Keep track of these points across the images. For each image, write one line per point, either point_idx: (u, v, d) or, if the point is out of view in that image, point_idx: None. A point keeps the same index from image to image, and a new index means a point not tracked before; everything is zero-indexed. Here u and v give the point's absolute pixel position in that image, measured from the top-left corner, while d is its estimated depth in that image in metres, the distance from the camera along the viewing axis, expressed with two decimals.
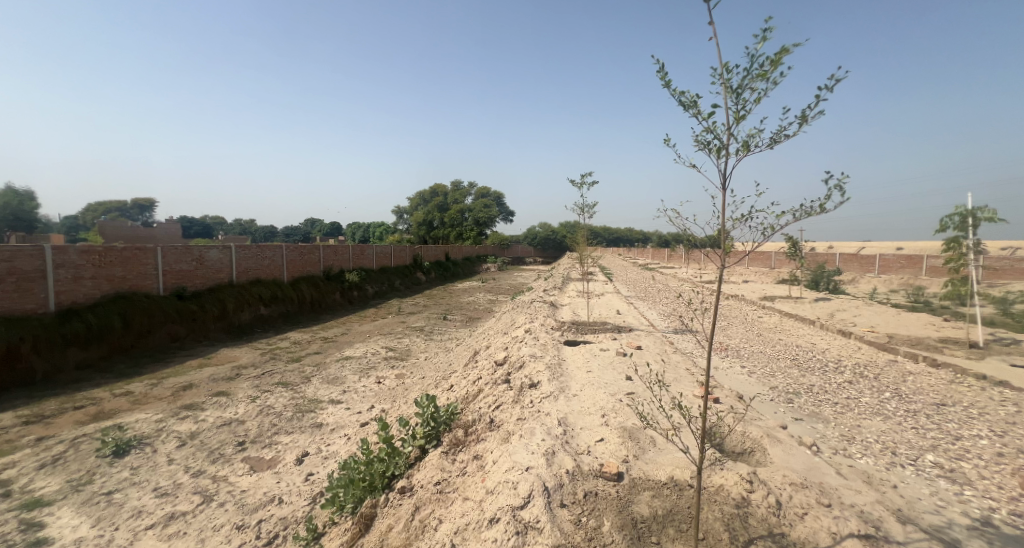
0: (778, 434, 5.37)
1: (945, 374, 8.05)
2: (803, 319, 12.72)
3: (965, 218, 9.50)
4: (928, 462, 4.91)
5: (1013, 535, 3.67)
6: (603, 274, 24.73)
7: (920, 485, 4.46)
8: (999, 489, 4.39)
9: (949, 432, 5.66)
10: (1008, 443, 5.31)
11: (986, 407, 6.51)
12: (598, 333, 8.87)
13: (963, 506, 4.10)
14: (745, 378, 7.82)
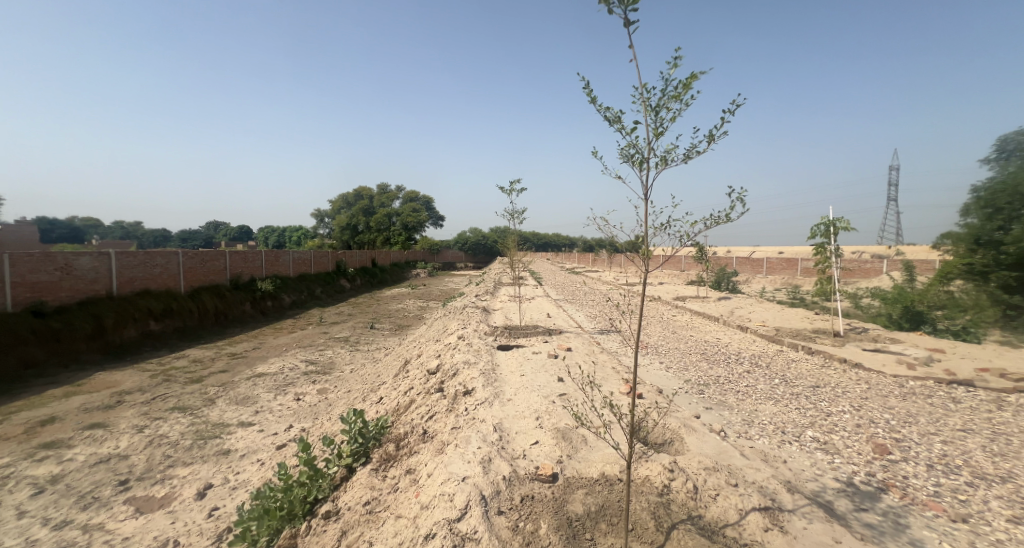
0: (692, 423, 5.81)
1: (819, 359, 9.31)
2: (709, 316, 13.99)
3: (829, 227, 11.07)
4: (810, 437, 5.61)
5: (868, 493, 4.30)
6: (534, 278, 25.24)
7: (803, 458, 5.07)
8: (859, 455, 5.15)
9: (821, 410, 6.53)
10: (864, 415, 6.26)
11: (847, 386, 7.63)
12: (530, 336, 9.02)
13: (835, 472, 4.73)
14: (663, 373, 8.40)
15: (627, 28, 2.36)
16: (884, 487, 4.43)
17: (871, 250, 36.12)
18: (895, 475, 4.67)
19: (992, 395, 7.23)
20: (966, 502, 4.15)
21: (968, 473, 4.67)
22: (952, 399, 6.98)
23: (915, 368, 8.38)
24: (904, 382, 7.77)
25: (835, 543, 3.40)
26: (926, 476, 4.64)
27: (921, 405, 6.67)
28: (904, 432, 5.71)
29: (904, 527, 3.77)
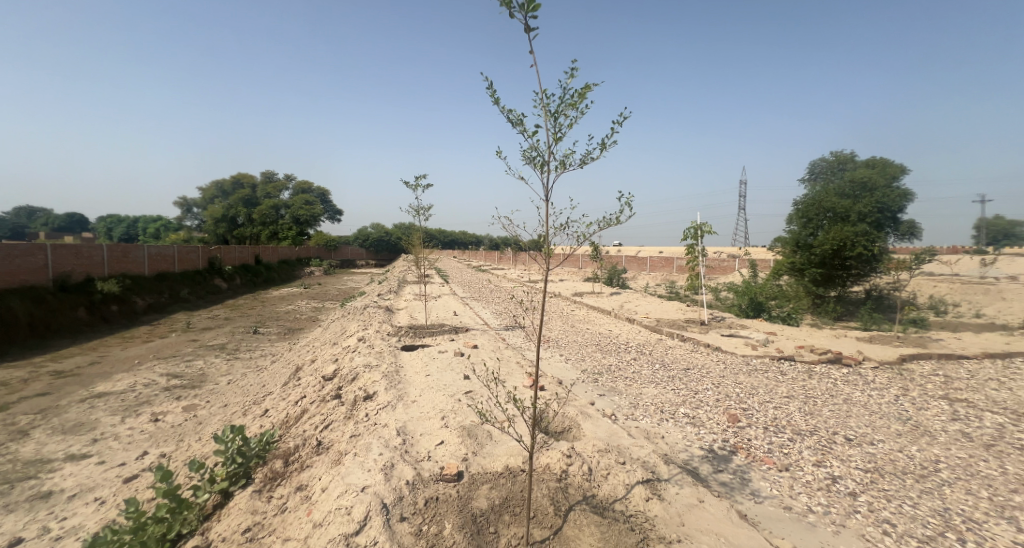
0: (588, 410, 6.24)
1: (690, 344, 10.66)
2: (603, 310, 15.15)
3: (697, 231, 12.71)
4: (683, 413, 6.39)
5: (725, 457, 5.13)
6: (440, 276, 24.82)
7: (678, 432, 5.77)
8: (719, 425, 6.02)
9: (690, 389, 7.49)
10: (723, 390, 7.34)
11: (709, 366, 8.87)
12: (435, 335, 8.88)
13: (701, 442, 5.50)
14: (562, 364, 8.89)
15: (527, 33, 2.43)
16: (736, 451, 5.30)
17: (727, 250, 42.39)
18: (743, 439, 5.60)
19: (806, 366, 9.05)
20: (788, 453, 5.27)
21: (792, 431, 5.87)
22: (783, 372, 8.56)
23: (759, 348, 10.06)
24: (750, 361, 9.28)
25: (700, 503, 3.98)
26: (764, 437, 5.68)
27: (763, 379, 8.04)
28: (750, 402, 6.85)
29: (748, 480, 4.68)
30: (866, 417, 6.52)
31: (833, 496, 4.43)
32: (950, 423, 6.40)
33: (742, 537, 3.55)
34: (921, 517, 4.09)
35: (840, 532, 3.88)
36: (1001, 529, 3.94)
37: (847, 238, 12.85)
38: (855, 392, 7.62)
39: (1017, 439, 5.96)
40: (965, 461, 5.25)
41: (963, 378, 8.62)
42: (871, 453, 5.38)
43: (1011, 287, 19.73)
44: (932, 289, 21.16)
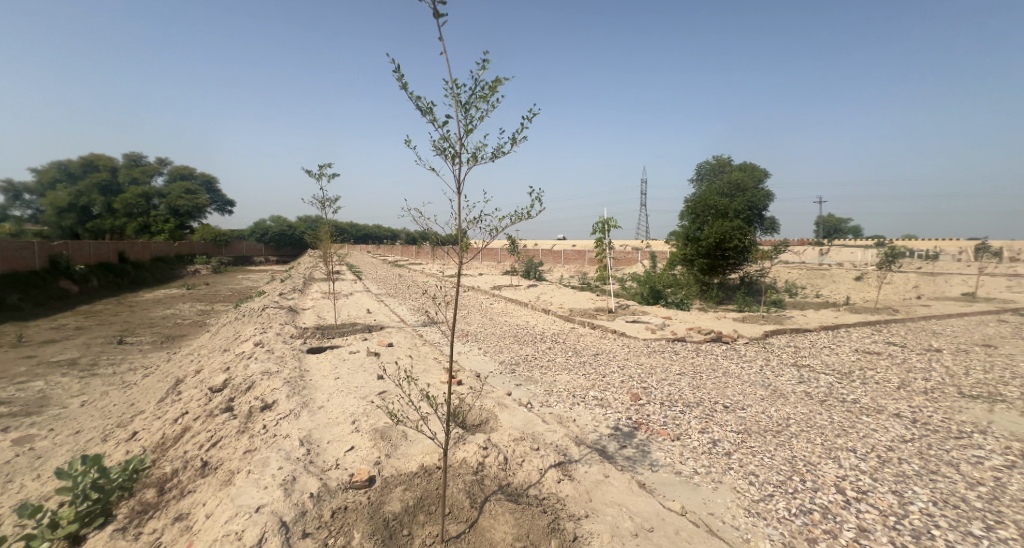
0: (504, 400, 6.36)
1: (599, 331, 11.38)
2: (520, 302, 15.52)
3: (605, 225, 13.55)
4: (592, 396, 6.82)
5: (628, 433, 5.57)
6: (352, 273, 23.45)
7: (588, 415, 6.13)
8: (623, 404, 6.53)
9: (599, 373, 8.00)
10: (627, 372, 7.96)
11: (615, 350, 9.56)
12: (346, 335, 8.39)
13: (607, 421, 5.92)
14: (481, 357, 8.94)
15: (436, 19, 2.37)
16: (637, 426, 5.79)
17: (631, 242, 45.91)
18: (643, 415, 6.13)
19: (694, 345, 10.20)
20: (679, 424, 5.88)
21: (684, 404, 6.57)
22: (678, 352, 9.52)
23: (657, 332, 11.09)
24: (650, 343, 10.19)
25: (605, 478, 4.29)
26: (660, 411, 6.28)
27: (661, 360, 8.88)
28: (649, 381, 7.52)
29: (647, 452, 5.14)
30: (738, 385, 7.55)
31: (712, 457, 5.05)
32: (798, 385, 7.68)
33: (640, 503, 3.91)
34: (777, 466, 4.86)
35: (718, 488, 4.45)
36: (834, 469, 4.83)
37: (726, 232, 14.75)
38: (733, 365, 8.77)
39: (845, 394, 7.35)
40: (808, 415, 6.35)
41: (809, 347, 10.39)
42: (744, 416, 6.25)
43: (842, 272, 24.18)
44: (787, 274, 25.10)
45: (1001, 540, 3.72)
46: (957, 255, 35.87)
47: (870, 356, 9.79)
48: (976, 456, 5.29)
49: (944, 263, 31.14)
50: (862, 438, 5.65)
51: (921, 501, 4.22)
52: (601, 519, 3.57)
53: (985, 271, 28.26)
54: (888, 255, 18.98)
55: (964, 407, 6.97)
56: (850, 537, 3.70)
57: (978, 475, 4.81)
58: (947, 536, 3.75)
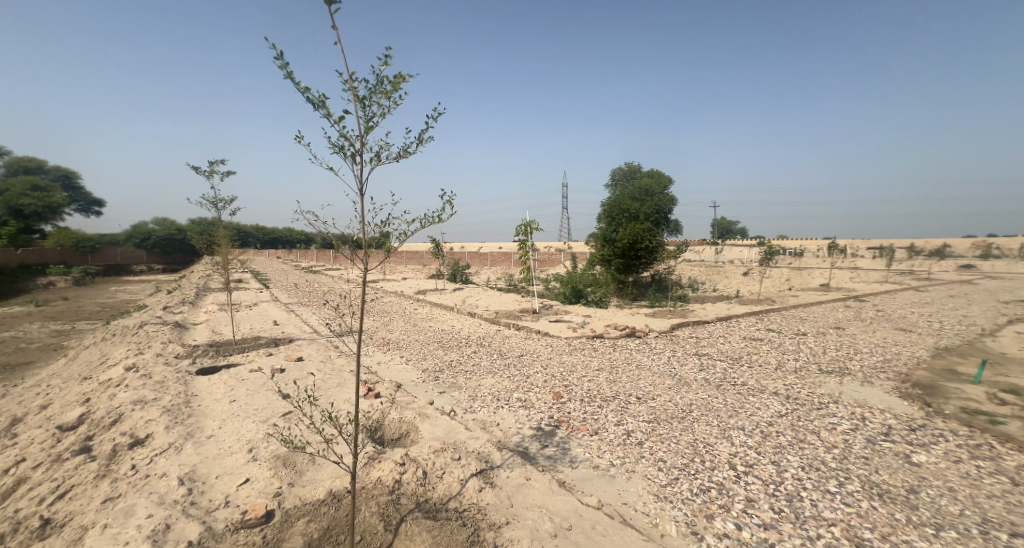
0: (426, 410, 6.15)
1: (524, 332, 11.53)
2: (445, 306, 15.23)
3: (527, 228, 13.82)
4: (516, 398, 6.85)
5: (550, 433, 5.68)
6: (256, 281, 21.32)
7: (512, 418, 6.15)
8: (546, 404, 6.65)
9: (524, 374, 8.09)
10: (550, 371, 8.14)
11: (539, 351, 9.76)
12: (247, 351, 7.56)
13: (530, 422, 5.99)
14: (403, 366, 8.58)
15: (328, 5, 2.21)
16: (558, 425, 5.92)
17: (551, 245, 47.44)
18: (564, 413, 6.29)
19: (611, 340, 10.76)
20: (597, 419, 6.12)
21: (602, 398, 6.87)
22: (597, 349, 9.96)
23: (578, 330, 11.51)
24: (572, 341, 10.56)
25: (526, 481, 4.32)
26: (580, 408, 6.49)
27: (582, 357, 9.21)
28: (570, 379, 7.76)
29: (567, 449, 5.28)
30: (649, 377, 8.09)
31: (626, 448, 5.32)
32: (700, 373, 8.42)
33: (559, 502, 3.99)
34: (681, 450, 5.26)
35: (631, 477, 4.69)
36: (727, 448, 5.35)
37: (638, 233, 15.89)
38: (646, 358, 9.37)
39: (737, 377, 8.24)
40: (707, 400, 7.00)
41: (707, 337, 11.51)
42: (654, 405, 6.70)
43: (732, 269, 27.22)
44: (689, 272, 27.66)
45: (851, 494, 4.39)
46: (818, 252, 42.31)
47: (755, 342, 11.11)
48: (833, 423, 6.23)
49: (810, 260, 36.48)
50: (749, 416, 6.36)
51: (794, 468, 4.84)
52: (521, 524, 3.58)
53: (838, 265, 33.66)
54: (766, 253, 21.79)
55: (824, 381, 8.21)
56: (739, 509, 4.11)
57: (834, 440, 5.66)
58: (813, 497, 4.34)
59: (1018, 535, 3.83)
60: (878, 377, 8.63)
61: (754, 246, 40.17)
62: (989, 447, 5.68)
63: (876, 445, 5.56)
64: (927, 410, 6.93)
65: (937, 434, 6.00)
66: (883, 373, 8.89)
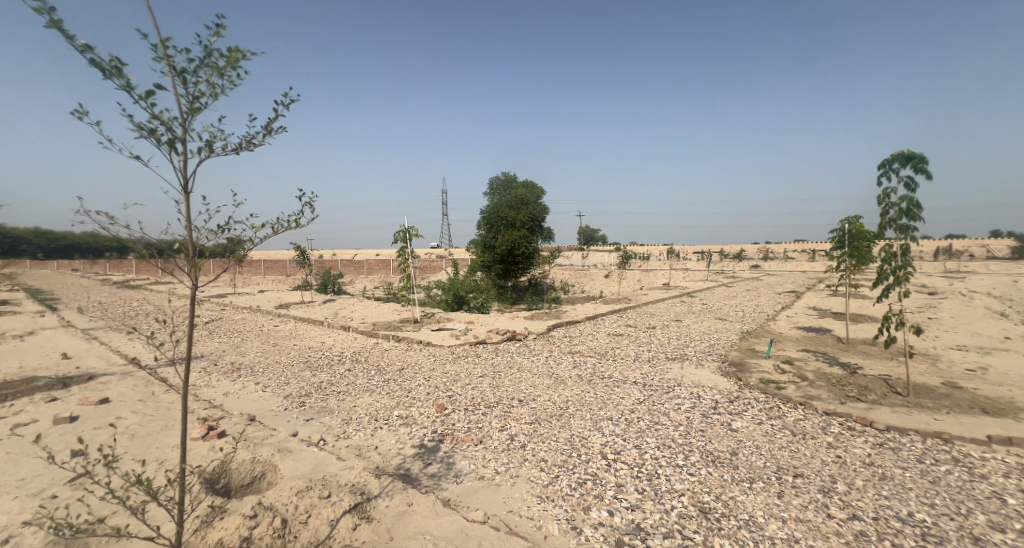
0: (287, 444, 5.26)
1: (403, 344, 10.87)
2: (313, 320, 13.62)
3: (405, 234, 13.18)
4: (396, 416, 6.30)
5: (433, 449, 5.31)
6: (44, 302, 16.46)
7: (390, 438, 5.61)
8: (428, 418, 6.24)
9: (404, 388, 7.54)
10: (432, 383, 7.73)
11: (420, 362, 9.25)
12: (19, 399, 5.61)
13: (411, 441, 5.53)
14: (257, 395, 7.30)
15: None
16: (441, 439, 5.58)
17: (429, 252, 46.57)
18: (448, 425, 5.97)
19: (493, 345, 10.76)
20: (481, 427, 5.93)
21: (485, 405, 6.72)
22: (479, 355, 9.83)
23: (461, 337, 11.27)
24: (454, 349, 10.27)
25: (408, 506, 3.92)
26: (464, 418, 6.23)
27: (465, 365, 8.97)
28: (453, 389, 7.45)
29: (452, 464, 4.96)
30: (530, 379, 8.22)
31: (510, 453, 5.22)
32: (574, 370, 8.85)
33: (444, 524, 3.69)
34: (560, 447, 5.36)
35: (516, 482, 4.58)
36: (599, 438, 5.62)
37: (516, 240, 16.41)
38: (525, 360, 9.53)
39: (606, 371, 8.87)
40: (581, 395, 7.35)
41: (578, 335, 12.28)
42: (535, 406, 6.77)
43: (597, 272, 29.92)
44: (560, 275, 29.59)
45: (695, 465, 4.96)
46: (661, 257, 49.10)
47: (618, 337, 12.21)
48: (678, 403, 7.07)
49: (656, 264, 42.10)
50: (615, 406, 6.84)
51: (653, 449, 5.29)
52: None
53: (676, 268, 39.51)
54: (623, 257, 24.40)
55: (671, 367, 9.33)
56: (611, 495, 4.30)
57: (679, 418, 6.41)
58: (667, 472, 4.78)
59: (802, 477, 4.81)
60: (707, 359, 10.18)
61: (613, 251, 44.80)
62: (779, 408, 7.11)
63: (708, 417, 6.45)
64: (739, 384, 8.37)
65: (747, 402, 7.26)
66: (711, 356, 10.53)
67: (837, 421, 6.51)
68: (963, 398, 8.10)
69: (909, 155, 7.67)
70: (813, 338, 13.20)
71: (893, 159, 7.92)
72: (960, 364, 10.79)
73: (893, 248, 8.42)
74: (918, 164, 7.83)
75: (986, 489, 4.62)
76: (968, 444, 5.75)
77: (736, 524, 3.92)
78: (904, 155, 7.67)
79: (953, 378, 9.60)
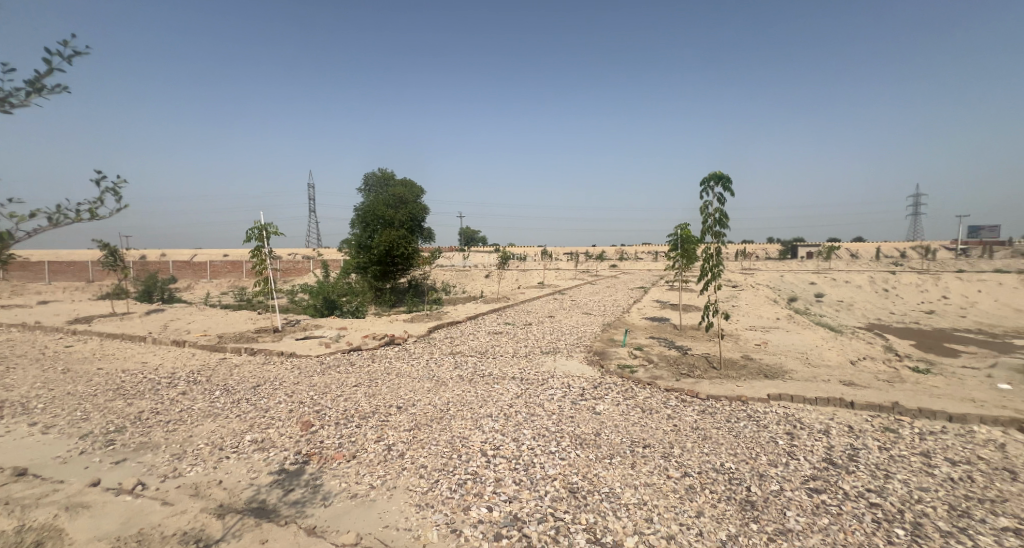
0: (83, 497, 4.11)
1: (259, 357, 9.49)
2: (132, 337, 10.99)
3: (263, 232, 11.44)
4: (247, 441, 5.49)
5: (295, 472, 4.77)
6: None
7: (240, 468, 4.86)
8: (290, 438, 5.60)
9: (260, 408, 6.61)
10: (296, 397, 6.96)
11: (282, 377, 8.18)
12: None
13: (267, 467, 4.89)
14: (36, 440, 5.52)
15: None
16: (307, 460, 5.08)
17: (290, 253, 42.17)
18: (315, 444, 5.45)
19: (370, 351, 10.13)
20: (355, 441, 5.57)
21: (358, 417, 6.32)
22: (350, 363, 9.09)
23: (332, 345, 10.42)
24: (325, 359, 9.41)
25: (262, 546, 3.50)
26: (335, 433, 5.78)
27: (333, 375, 8.27)
28: (323, 402, 6.85)
29: (319, 486, 4.54)
30: (410, 383, 7.99)
31: (388, 464, 5.04)
32: (455, 370, 8.87)
33: None
34: (440, 451, 5.41)
35: (393, 495, 4.43)
36: (480, 437, 5.90)
37: (394, 240, 16.52)
38: (403, 364, 9.15)
39: (485, 369, 9.13)
40: (462, 395, 7.48)
41: (460, 335, 12.22)
42: (413, 412, 6.65)
43: (476, 272, 30.54)
44: (442, 276, 29.37)
45: (565, 449, 5.71)
46: (538, 260, 52.24)
47: (498, 335, 12.45)
48: (551, 394, 7.91)
49: (530, 264, 44.78)
50: (495, 402, 7.21)
51: (529, 439, 5.86)
52: None
53: (547, 267, 42.15)
54: (501, 258, 24.95)
55: (545, 360, 10.12)
56: (490, 491, 4.57)
57: (552, 408, 7.20)
58: (541, 460, 5.37)
59: (648, 446, 6.06)
60: (576, 350, 11.19)
61: (487, 253, 46.14)
62: (633, 388, 8.64)
63: (577, 404, 7.48)
64: (601, 369, 9.72)
65: (608, 386, 8.59)
66: (579, 347, 11.59)
67: (675, 395, 8.35)
68: (756, 367, 10.43)
69: (720, 174, 9.40)
70: (658, 326, 15.38)
71: (709, 178, 9.64)
72: (751, 340, 13.74)
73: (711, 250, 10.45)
74: (726, 182, 9.62)
75: (766, 436, 6.71)
76: (756, 402, 8.25)
77: (598, 498, 4.63)
78: (717, 175, 9.50)
79: (749, 351, 12.20)
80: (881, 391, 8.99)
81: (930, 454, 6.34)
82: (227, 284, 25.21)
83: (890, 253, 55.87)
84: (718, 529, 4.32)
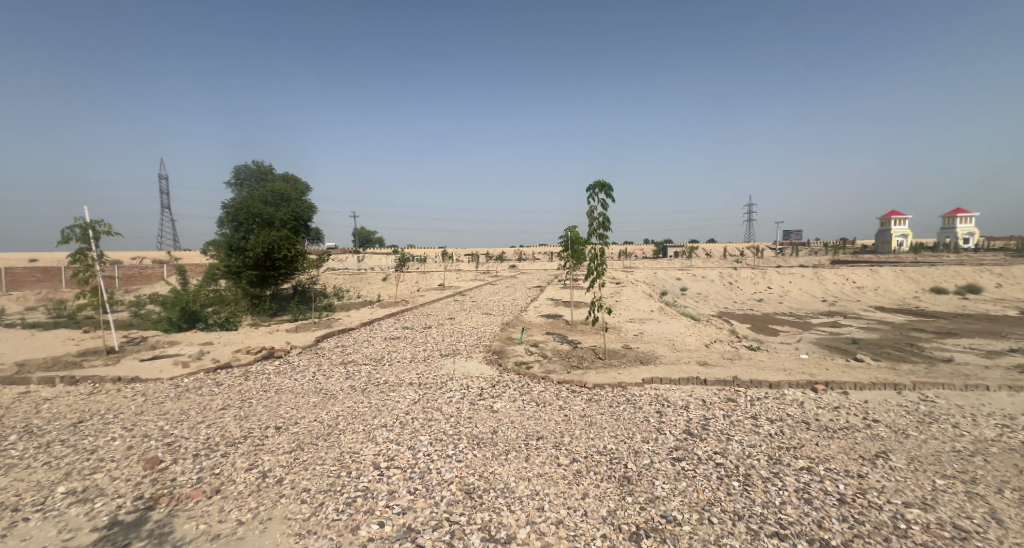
0: None
1: (85, 387, 8.72)
2: None
3: (83, 231, 10.86)
4: (62, 494, 4.80)
5: (133, 523, 4.30)
6: None
7: (47, 529, 4.22)
8: (127, 482, 5.07)
9: (82, 449, 5.91)
10: (138, 432, 6.43)
11: (121, 407, 7.61)
12: None
13: (93, 521, 4.34)
14: None
15: None
16: (153, 504, 4.62)
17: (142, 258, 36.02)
18: (165, 483, 5.01)
19: (242, 369, 9.98)
20: (220, 473, 5.21)
21: (222, 445, 5.96)
22: (215, 384, 8.81)
23: (192, 364, 9.99)
24: (181, 382, 8.97)
25: None
26: (192, 467, 5.37)
27: (191, 400, 7.87)
28: (177, 432, 6.39)
29: (167, 533, 4.16)
30: (292, 400, 7.84)
31: (260, 494, 4.78)
32: (344, 382, 8.94)
33: None
34: (327, 470, 5.25)
35: (267, 527, 4.23)
36: (372, 449, 5.80)
37: (276, 241, 18.20)
38: (284, 380, 9.09)
39: (380, 377, 9.27)
40: (354, 407, 7.43)
41: (352, 344, 12.43)
42: (294, 431, 6.43)
43: (368, 281, 29.72)
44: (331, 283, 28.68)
45: (463, 451, 5.73)
46: (436, 260, 51.93)
47: (395, 340, 12.73)
48: (450, 396, 7.98)
49: (429, 266, 44.43)
50: (390, 411, 7.17)
51: (425, 446, 5.82)
52: None
53: (447, 268, 41.47)
54: (399, 259, 23.94)
55: (444, 363, 10.27)
56: (383, 505, 4.52)
57: (450, 410, 7.23)
58: (438, 465, 5.36)
59: (541, 437, 6.24)
60: (476, 350, 11.44)
61: (384, 255, 44.56)
62: (528, 384, 8.85)
63: (475, 404, 7.54)
64: (499, 369, 9.83)
65: (505, 384, 8.74)
66: (478, 347, 11.84)
67: (566, 387, 8.64)
68: (634, 355, 11.27)
69: (603, 183, 9.89)
70: (552, 322, 15.92)
71: (593, 184, 10.07)
72: (630, 330, 14.84)
73: (596, 250, 11.03)
74: (606, 190, 10.18)
75: (641, 415, 7.16)
76: (634, 386, 8.75)
77: (494, 495, 4.76)
78: (600, 183, 10.00)
79: (628, 341, 13.04)
80: (726, 368, 10.21)
81: (758, 415, 7.27)
82: (47, 305, 21.24)
83: (731, 252, 66.49)
84: (600, 506, 4.64)
